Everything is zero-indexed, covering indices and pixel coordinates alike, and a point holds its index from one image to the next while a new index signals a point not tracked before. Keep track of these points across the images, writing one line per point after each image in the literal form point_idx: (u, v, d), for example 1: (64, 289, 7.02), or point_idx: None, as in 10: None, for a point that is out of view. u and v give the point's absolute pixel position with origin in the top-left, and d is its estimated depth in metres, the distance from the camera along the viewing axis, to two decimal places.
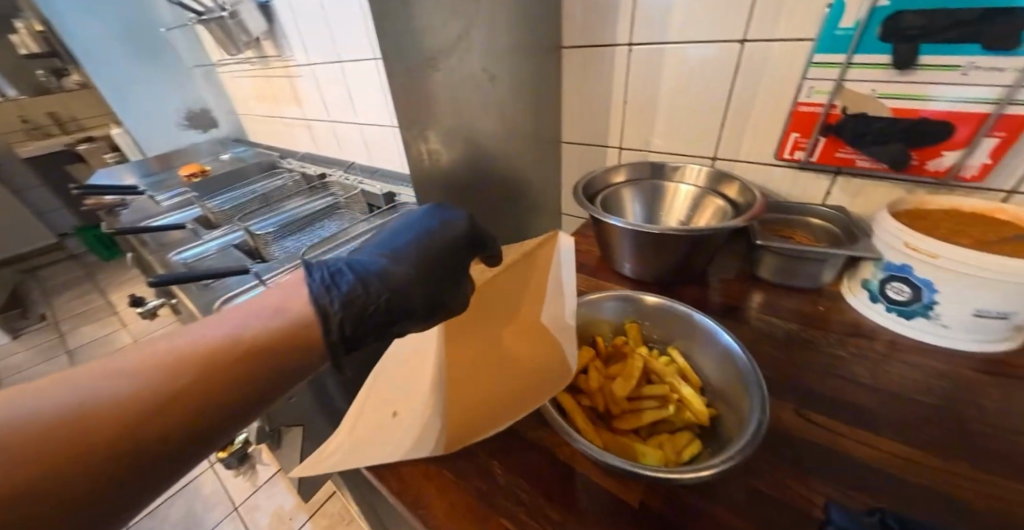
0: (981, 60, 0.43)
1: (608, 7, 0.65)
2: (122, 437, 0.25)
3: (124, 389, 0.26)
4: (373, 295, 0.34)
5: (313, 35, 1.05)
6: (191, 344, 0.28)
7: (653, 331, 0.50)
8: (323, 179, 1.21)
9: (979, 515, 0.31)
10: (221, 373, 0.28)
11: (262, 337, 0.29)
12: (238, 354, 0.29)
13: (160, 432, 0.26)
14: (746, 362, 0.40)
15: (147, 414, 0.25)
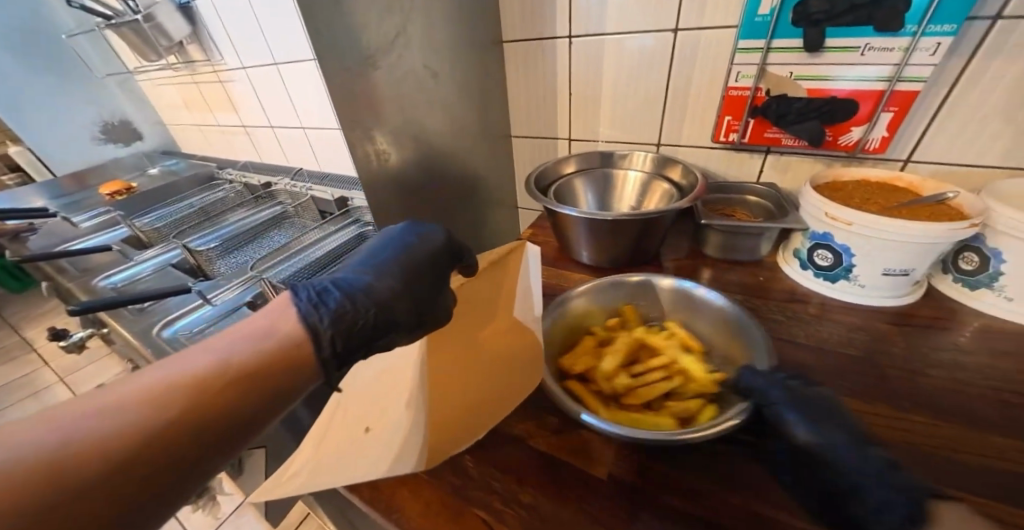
0: (875, 41, 0.48)
1: (545, 0, 0.66)
2: (127, 456, 0.23)
3: (95, 435, 0.22)
4: (360, 309, 0.33)
5: (242, 36, 0.99)
6: (174, 377, 0.25)
7: (648, 311, 0.52)
8: (270, 188, 1.15)
9: (899, 447, 0.34)
10: (237, 381, 0.27)
11: (252, 363, 0.27)
12: (229, 383, 0.26)
13: (168, 448, 0.24)
14: (742, 317, 0.44)
15: (139, 446, 0.23)
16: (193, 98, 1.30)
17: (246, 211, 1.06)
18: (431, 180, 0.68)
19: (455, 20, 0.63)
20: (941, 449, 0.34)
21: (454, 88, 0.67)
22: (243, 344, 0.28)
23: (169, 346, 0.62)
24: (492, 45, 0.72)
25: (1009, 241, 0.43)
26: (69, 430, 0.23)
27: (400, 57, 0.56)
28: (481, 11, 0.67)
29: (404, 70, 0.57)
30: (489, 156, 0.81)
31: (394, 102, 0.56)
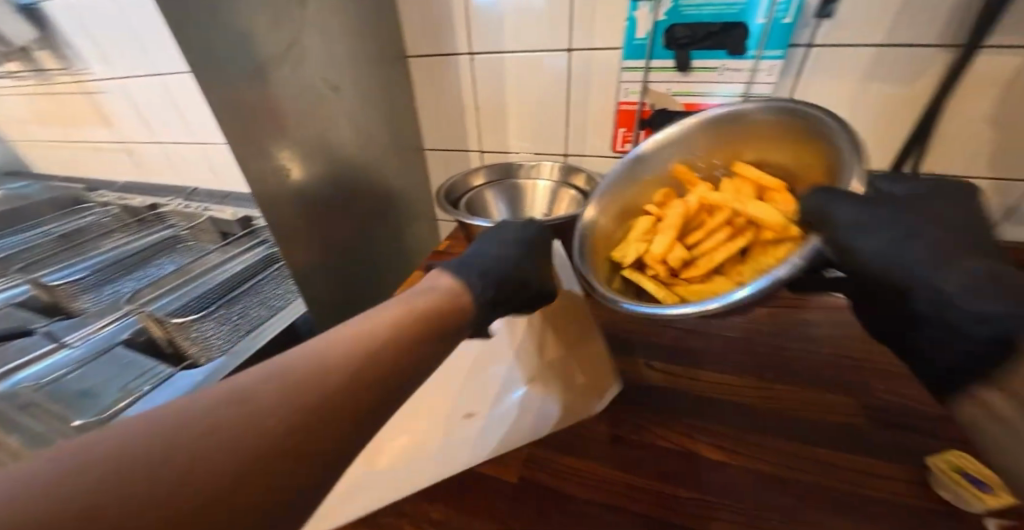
0: (728, 63, 0.56)
1: (446, 17, 0.68)
2: (290, 438, 0.18)
3: (275, 391, 0.19)
4: (498, 268, 0.34)
5: (112, 44, 0.89)
6: (348, 332, 0.22)
7: (709, 158, 0.50)
8: (157, 209, 1.03)
9: (765, 414, 0.40)
10: (392, 351, 0.23)
11: (417, 316, 0.24)
12: (402, 333, 0.23)
13: (336, 424, 0.19)
14: (795, 109, 0.40)
15: (320, 405, 0.19)
16: (53, 110, 1.14)
17: (126, 237, 0.94)
18: (341, 195, 0.66)
19: (354, 33, 0.62)
20: (799, 410, 0.40)
21: (359, 101, 0.66)
22: (373, 316, 0.24)
23: (11, 401, 0.53)
24: (396, 59, 0.71)
25: None
26: (194, 420, 0.17)
27: (295, 69, 0.53)
28: (382, 26, 0.67)
29: (301, 83, 0.55)
30: (402, 169, 0.80)
31: (292, 115, 0.54)
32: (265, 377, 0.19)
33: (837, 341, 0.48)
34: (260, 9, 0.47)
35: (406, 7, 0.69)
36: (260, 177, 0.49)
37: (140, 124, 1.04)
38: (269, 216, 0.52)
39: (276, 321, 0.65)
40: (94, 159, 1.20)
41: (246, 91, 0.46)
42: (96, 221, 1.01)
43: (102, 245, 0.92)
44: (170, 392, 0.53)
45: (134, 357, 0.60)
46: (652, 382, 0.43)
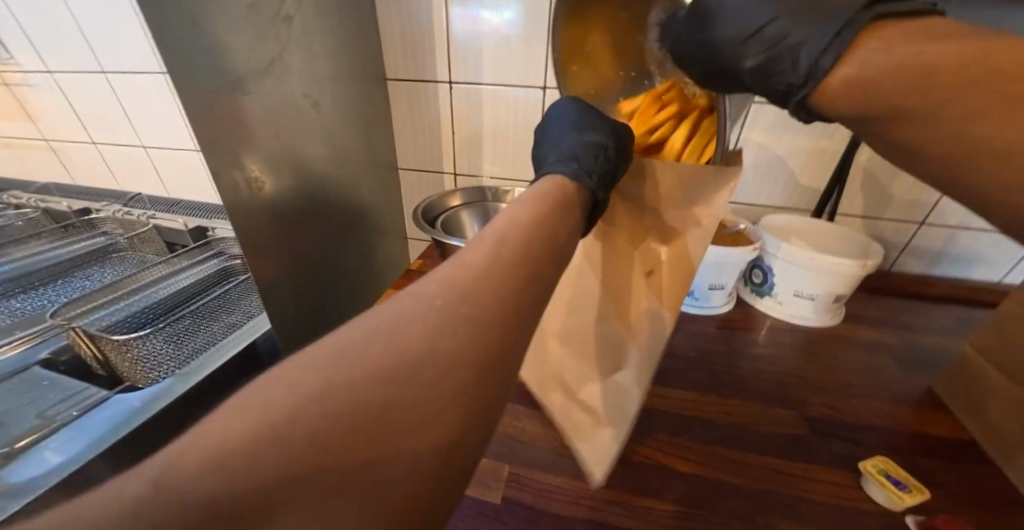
0: None
1: (427, 47, 0.71)
2: (437, 367, 0.18)
3: (393, 344, 0.18)
4: (598, 160, 0.32)
5: (55, 37, 0.83)
6: (454, 267, 0.21)
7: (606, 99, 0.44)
8: (87, 215, 0.92)
9: (724, 427, 0.43)
10: (519, 252, 0.22)
11: (521, 232, 0.23)
12: (509, 252, 0.22)
13: (472, 349, 0.18)
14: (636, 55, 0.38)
15: (455, 336, 0.18)
16: None
17: (49, 244, 0.83)
18: (313, 209, 0.64)
19: (337, 52, 0.63)
20: (752, 424, 0.44)
21: (338, 117, 0.66)
22: (480, 243, 0.22)
23: None
24: (376, 80, 0.73)
25: (775, 261, 0.60)
26: (353, 361, 0.17)
27: (276, 82, 0.53)
28: (364, 48, 0.68)
29: (281, 96, 0.54)
30: (375, 187, 0.80)
31: (270, 127, 0.53)
32: (423, 298, 0.20)
33: (779, 360, 0.54)
34: (248, 21, 0.47)
35: (389, 33, 0.71)
36: (232, 187, 0.48)
37: (77, 123, 0.96)
38: (239, 227, 0.50)
39: (233, 340, 0.60)
40: (13, 157, 1.09)
41: (226, 99, 0.46)
42: (10, 223, 0.89)
43: (15, 251, 0.81)
44: (101, 421, 0.47)
45: (54, 379, 0.54)
46: None
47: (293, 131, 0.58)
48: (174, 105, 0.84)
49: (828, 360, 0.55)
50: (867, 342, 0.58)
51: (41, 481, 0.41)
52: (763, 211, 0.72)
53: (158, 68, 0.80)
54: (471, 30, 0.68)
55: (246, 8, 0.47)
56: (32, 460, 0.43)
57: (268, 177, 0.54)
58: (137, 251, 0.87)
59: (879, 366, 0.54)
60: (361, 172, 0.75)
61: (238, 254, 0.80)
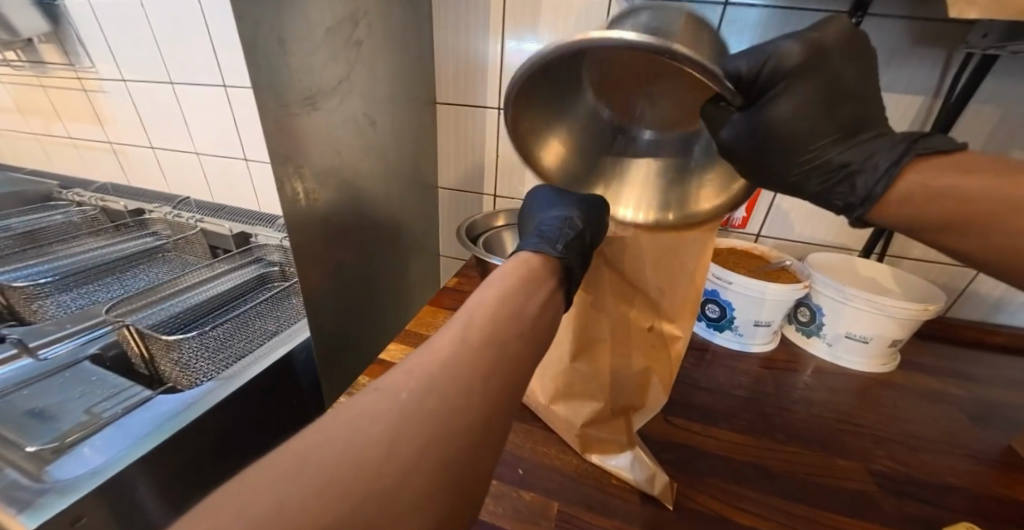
0: None
1: (478, 74, 0.73)
2: (449, 421, 0.23)
3: (420, 401, 0.23)
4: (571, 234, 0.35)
5: (133, 49, 0.89)
6: (458, 332, 0.26)
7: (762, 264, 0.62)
8: (141, 216, 0.96)
9: (784, 477, 0.41)
10: (502, 324, 0.28)
11: (506, 302, 0.29)
12: (497, 320, 0.27)
13: (470, 405, 0.24)
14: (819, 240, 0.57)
15: (459, 394, 0.24)
16: (38, 103, 1.09)
17: (101, 243, 0.87)
18: (359, 221, 0.66)
19: (396, 74, 0.66)
20: (812, 476, 0.42)
21: (390, 136, 0.68)
22: (472, 311, 0.28)
23: None
24: (427, 101, 0.75)
25: (825, 300, 0.58)
26: (392, 422, 0.22)
27: (341, 100, 0.55)
28: (419, 72, 0.71)
29: (344, 114, 0.56)
30: (416, 204, 0.82)
31: (331, 141, 0.55)
32: (441, 360, 0.25)
33: (833, 406, 0.52)
34: (323, 43, 0.50)
35: (442, 58, 0.74)
36: (292, 198, 0.49)
37: (139, 128, 1.01)
38: (294, 235, 0.51)
39: (271, 349, 0.60)
40: (75, 157, 1.15)
41: (297, 114, 0.48)
42: (66, 220, 0.93)
43: (71, 248, 0.85)
44: (143, 422, 0.48)
45: (103, 375, 0.54)
46: (672, 439, 0.44)
47: (352, 145, 0.60)
48: (231, 116, 0.88)
49: (887, 410, 0.52)
50: (928, 393, 0.55)
51: (86, 479, 0.41)
52: (809, 248, 0.70)
53: (222, 82, 0.85)
54: (525, 60, 0.70)
55: (323, 31, 0.49)
56: (77, 456, 0.43)
57: (321, 191, 0.55)
58: (182, 253, 0.90)
59: (943, 421, 0.51)
60: (404, 187, 0.77)
61: (278, 261, 0.82)
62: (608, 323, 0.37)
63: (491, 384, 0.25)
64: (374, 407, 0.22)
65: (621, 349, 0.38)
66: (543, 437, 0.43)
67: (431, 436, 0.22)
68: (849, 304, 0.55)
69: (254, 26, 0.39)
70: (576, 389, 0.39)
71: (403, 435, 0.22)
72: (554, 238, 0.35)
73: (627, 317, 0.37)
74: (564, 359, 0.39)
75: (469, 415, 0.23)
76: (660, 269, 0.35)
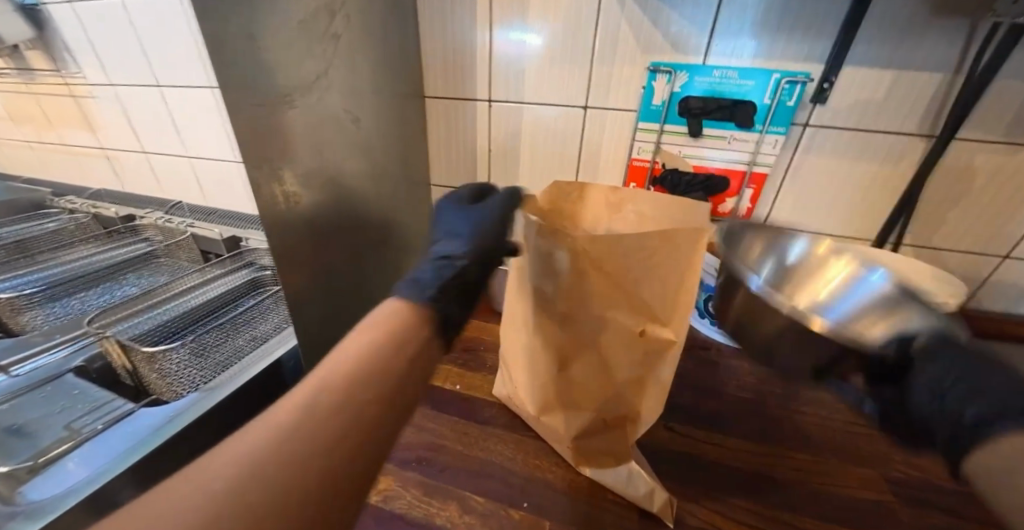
0: (736, 134, 0.61)
1: (466, 65, 0.71)
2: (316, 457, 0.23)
3: (291, 436, 0.23)
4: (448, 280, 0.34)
5: (118, 53, 0.87)
6: (337, 365, 0.27)
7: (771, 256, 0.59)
8: (132, 222, 0.95)
9: (793, 488, 0.38)
10: (384, 355, 0.28)
11: (389, 333, 0.29)
12: (379, 351, 0.28)
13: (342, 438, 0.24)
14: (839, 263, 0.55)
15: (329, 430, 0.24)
16: (29, 111, 1.08)
17: (92, 250, 0.86)
18: (348, 223, 0.64)
19: (379, 69, 0.63)
20: (825, 485, 0.39)
21: (376, 134, 0.66)
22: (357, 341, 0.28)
23: None
24: (415, 97, 0.73)
25: None
26: (257, 459, 0.22)
27: (320, 97, 0.53)
28: (404, 67, 0.68)
29: (324, 112, 0.54)
30: (408, 203, 0.80)
31: (310, 142, 0.52)
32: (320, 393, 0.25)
33: (845, 407, 0.49)
34: (296, 37, 0.47)
35: (429, 51, 0.71)
36: (271, 201, 0.47)
37: (130, 132, 1.00)
38: (274, 239, 0.49)
39: (258, 358, 0.59)
40: (69, 164, 1.14)
41: (271, 114, 0.45)
42: (57, 228, 0.92)
43: (62, 256, 0.84)
44: (122, 438, 0.46)
45: (85, 388, 0.53)
46: (671, 447, 0.42)
47: (334, 144, 0.57)
48: (218, 117, 0.87)
49: None
50: None
51: (63, 499, 0.40)
52: None
53: (208, 83, 0.83)
54: (514, 49, 0.67)
55: (296, 25, 0.47)
56: (54, 474, 0.42)
57: (303, 193, 0.53)
58: (173, 258, 0.89)
59: None
60: (394, 186, 0.74)
61: (268, 265, 0.80)
62: (594, 331, 0.34)
63: (366, 414, 0.25)
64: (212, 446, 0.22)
65: (611, 361, 0.34)
66: (535, 448, 0.41)
67: (297, 471, 0.22)
68: None
69: (217, 21, 0.37)
70: (565, 403, 0.37)
71: (268, 472, 0.22)
72: (426, 283, 0.34)
73: (615, 323, 0.34)
74: (550, 372, 0.36)
75: (339, 449, 0.24)
76: (647, 270, 0.32)
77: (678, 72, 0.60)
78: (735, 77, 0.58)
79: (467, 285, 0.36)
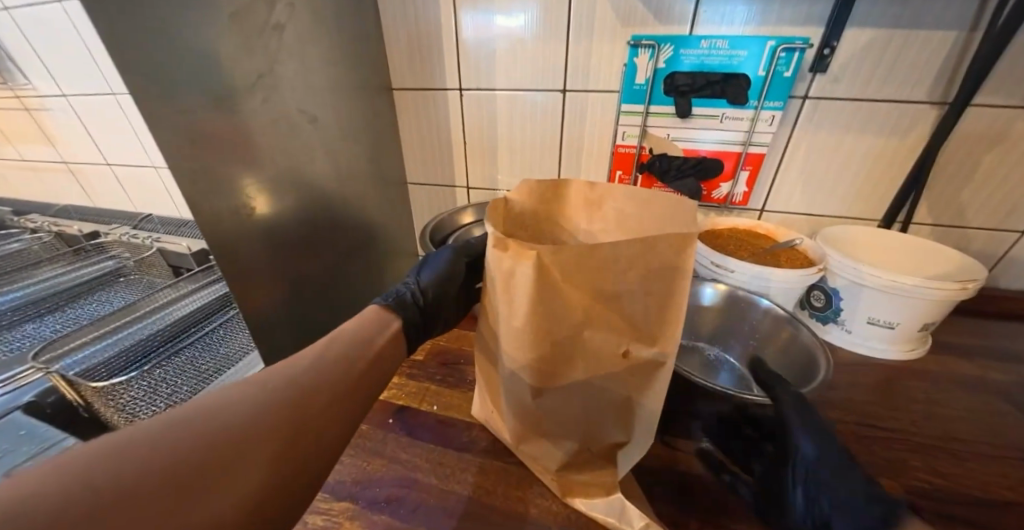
0: (729, 111, 0.56)
1: (434, 52, 0.65)
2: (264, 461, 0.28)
3: (242, 443, 0.28)
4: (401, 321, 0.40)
5: (65, 60, 0.81)
6: (289, 386, 0.31)
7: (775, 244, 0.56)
8: (98, 238, 0.90)
9: None
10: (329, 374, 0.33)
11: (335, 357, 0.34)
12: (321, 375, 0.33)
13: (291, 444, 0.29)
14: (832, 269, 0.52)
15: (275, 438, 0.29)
16: None
17: (54, 270, 0.82)
18: (314, 233, 0.59)
19: (335, 62, 0.57)
20: None
21: (338, 134, 0.61)
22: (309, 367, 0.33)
23: None
24: (381, 90, 0.67)
25: (844, 283, 0.50)
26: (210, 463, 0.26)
27: (266, 97, 0.48)
28: (365, 58, 0.63)
29: (273, 113, 0.49)
30: (384, 206, 0.75)
31: (257, 148, 0.47)
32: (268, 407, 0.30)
33: (856, 406, 0.45)
34: (228, 32, 0.42)
35: (393, 39, 0.66)
36: (214, 218, 0.43)
37: (89, 144, 0.94)
38: (224, 259, 0.44)
39: None
40: (32, 181, 1.08)
41: (204, 121, 0.41)
42: (19, 249, 0.87)
43: (23, 279, 0.79)
44: None
45: (33, 427, 0.45)
46: (666, 464, 0.38)
47: (289, 148, 0.53)
48: None
49: (919, 405, 0.45)
50: (966, 380, 0.48)
51: None
52: (821, 222, 0.62)
53: None
54: (483, 31, 0.61)
55: (227, 17, 0.42)
56: None
57: (256, 204, 0.48)
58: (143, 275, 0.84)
59: (985, 414, 0.44)
60: (367, 189, 0.70)
61: None
62: (575, 353, 0.30)
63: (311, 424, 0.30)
64: (130, 457, 0.25)
65: (598, 381, 0.31)
66: (518, 476, 0.37)
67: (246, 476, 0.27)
68: (867, 287, 0.48)
69: (118, 17, 0.32)
70: (551, 429, 0.33)
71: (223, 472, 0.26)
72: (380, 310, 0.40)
73: (592, 342, 0.30)
74: (530, 402, 0.32)
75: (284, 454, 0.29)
76: (629, 280, 0.28)
77: (662, 45, 0.54)
78: (725, 48, 0.52)
79: (422, 307, 0.41)
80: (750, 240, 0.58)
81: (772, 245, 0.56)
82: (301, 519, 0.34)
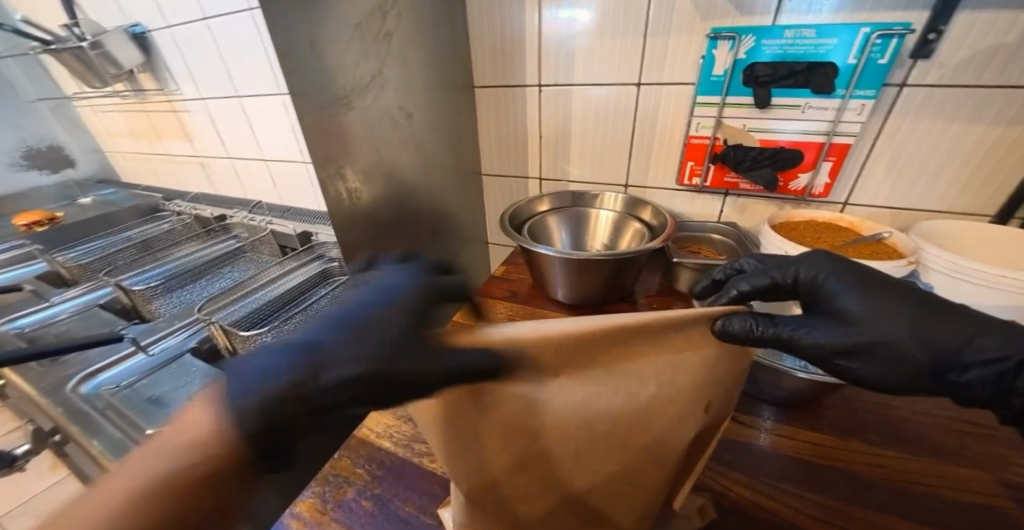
0: (812, 101, 0.55)
1: (515, 52, 0.70)
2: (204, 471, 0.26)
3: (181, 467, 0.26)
4: None
5: (205, 69, 0.94)
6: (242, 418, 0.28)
7: (861, 240, 0.54)
8: (225, 220, 1.07)
9: (865, 484, 0.37)
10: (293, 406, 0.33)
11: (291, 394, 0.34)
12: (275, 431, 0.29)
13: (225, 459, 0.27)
14: (936, 274, 0.49)
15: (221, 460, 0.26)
16: (142, 126, 1.21)
17: (193, 247, 0.99)
18: (406, 217, 0.67)
19: (430, 63, 0.65)
20: (917, 485, 0.37)
21: (429, 128, 0.68)
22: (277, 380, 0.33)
23: (89, 403, 0.54)
24: (464, 88, 0.74)
25: (938, 277, 0.48)
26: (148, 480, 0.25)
27: (377, 96, 0.56)
28: (454, 58, 0.69)
29: (380, 110, 0.57)
30: (461, 194, 0.82)
31: (368, 141, 0.55)
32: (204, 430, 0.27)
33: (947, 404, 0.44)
34: (353, 42, 0.50)
35: (479, 41, 0.72)
36: (337, 199, 0.51)
37: (217, 140, 1.08)
38: (340, 234, 0.53)
39: None
40: (171, 173, 1.28)
41: (335, 116, 0.49)
42: (169, 228, 1.07)
43: (174, 253, 0.97)
44: None
45: (199, 365, 0.61)
46: (728, 435, 0.42)
47: (392, 142, 0.61)
48: (291, 122, 0.91)
49: None
50: None
51: None
52: (915, 216, 0.59)
53: (278, 89, 0.86)
54: (563, 29, 0.65)
55: (353, 28, 0.50)
56: None
57: (365, 188, 0.56)
58: (258, 253, 0.99)
59: None
60: (449, 177, 0.77)
61: (336, 257, 0.85)
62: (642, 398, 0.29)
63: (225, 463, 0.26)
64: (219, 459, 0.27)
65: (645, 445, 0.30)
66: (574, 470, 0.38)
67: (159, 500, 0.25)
68: (974, 284, 0.46)
69: (284, 33, 0.41)
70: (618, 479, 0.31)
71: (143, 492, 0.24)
72: None
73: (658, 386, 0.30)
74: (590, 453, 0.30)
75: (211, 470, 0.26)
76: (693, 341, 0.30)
77: (744, 36, 0.55)
78: (812, 36, 0.52)
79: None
80: (827, 234, 0.57)
81: (860, 239, 0.54)
82: (409, 446, 0.41)
